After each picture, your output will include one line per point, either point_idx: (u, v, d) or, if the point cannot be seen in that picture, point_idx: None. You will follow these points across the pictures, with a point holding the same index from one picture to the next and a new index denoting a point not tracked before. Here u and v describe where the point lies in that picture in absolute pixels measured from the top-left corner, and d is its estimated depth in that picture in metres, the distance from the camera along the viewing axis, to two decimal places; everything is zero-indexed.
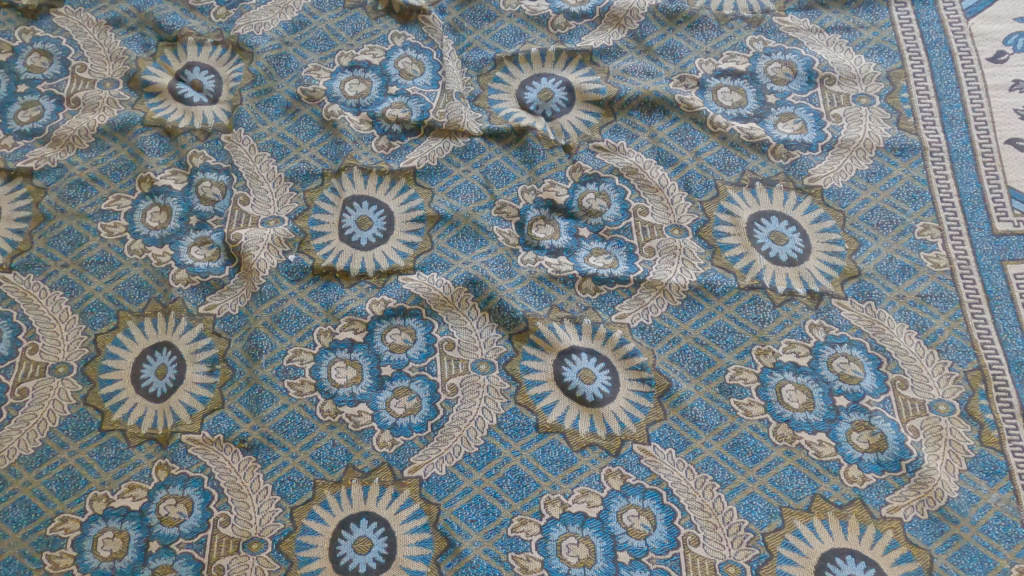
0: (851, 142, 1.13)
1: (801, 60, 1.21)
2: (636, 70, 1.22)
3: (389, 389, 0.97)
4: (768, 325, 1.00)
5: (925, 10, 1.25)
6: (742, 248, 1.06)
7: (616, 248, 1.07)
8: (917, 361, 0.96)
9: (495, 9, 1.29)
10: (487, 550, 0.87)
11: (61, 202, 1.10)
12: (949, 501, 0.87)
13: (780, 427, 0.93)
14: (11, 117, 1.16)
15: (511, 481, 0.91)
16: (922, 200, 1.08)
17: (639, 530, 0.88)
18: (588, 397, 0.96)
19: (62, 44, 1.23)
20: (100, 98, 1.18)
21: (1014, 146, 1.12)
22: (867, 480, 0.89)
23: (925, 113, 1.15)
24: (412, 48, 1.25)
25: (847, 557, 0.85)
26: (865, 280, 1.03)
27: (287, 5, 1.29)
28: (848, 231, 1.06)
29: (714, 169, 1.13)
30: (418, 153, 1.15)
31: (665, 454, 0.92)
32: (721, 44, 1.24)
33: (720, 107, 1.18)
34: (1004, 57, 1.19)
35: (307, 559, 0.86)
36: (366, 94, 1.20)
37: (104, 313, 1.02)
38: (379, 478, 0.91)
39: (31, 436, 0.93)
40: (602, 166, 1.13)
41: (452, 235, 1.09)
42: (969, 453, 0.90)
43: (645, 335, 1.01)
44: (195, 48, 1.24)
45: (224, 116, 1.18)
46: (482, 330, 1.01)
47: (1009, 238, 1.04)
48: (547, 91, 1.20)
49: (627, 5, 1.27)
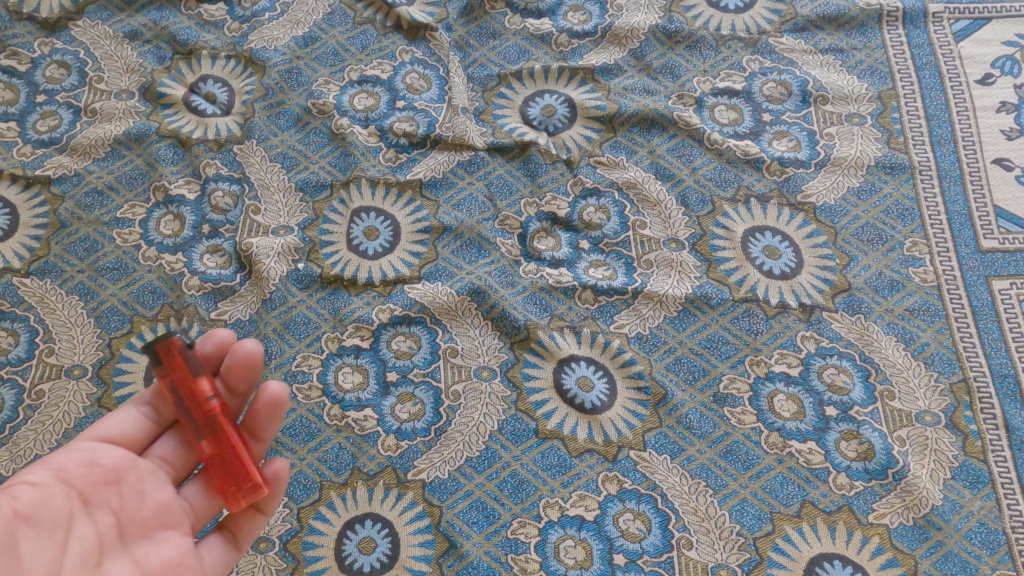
0: (844, 160, 1.16)
1: (795, 80, 1.24)
2: (636, 88, 1.26)
3: (395, 395, 1.01)
4: (761, 336, 1.04)
5: (917, 32, 1.28)
6: (737, 261, 1.09)
7: (614, 260, 1.11)
8: (905, 373, 1.00)
9: (499, 27, 1.33)
10: (488, 552, 0.91)
11: (78, 209, 1.13)
12: (933, 508, 0.91)
13: (772, 436, 0.97)
14: (30, 126, 1.20)
15: (511, 485, 0.95)
16: (911, 217, 1.12)
17: (635, 534, 0.91)
18: (586, 404, 0.99)
19: (80, 56, 1.27)
20: (117, 109, 1.22)
21: (1001, 166, 1.15)
22: (854, 487, 0.93)
23: (914, 132, 1.19)
24: (419, 63, 1.29)
25: (835, 561, 0.89)
26: (855, 293, 1.06)
27: (299, 20, 1.32)
28: (839, 247, 1.10)
29: (711, 185, 1.16)
30: (424, 166, 1.18)
31: (659, 460, 0.96)
32: (718, 63, 1.28)
33: (717, 125, 1.22)
34: (992, 79, 1.23)
35: (314, 559, 0.90)
36: (375, 108, 1.24)
37: (118, 318, 1.05)
38: (383, 481, 0.95)
39: (47, 436, 0.96)
40: (602, 180, 1.17)
41: (456, 246, 1.12)
42: (954, 462, 0.94)
43: (643, 345, 1.04)
44: (209, 61, 1.27)
45: (236, 128, 1.21)
46: (484, 338, 1.04)
47: (994, 255, 1.08)
48: (550, 107, 1.24)
49: (628, 25, 1.31)
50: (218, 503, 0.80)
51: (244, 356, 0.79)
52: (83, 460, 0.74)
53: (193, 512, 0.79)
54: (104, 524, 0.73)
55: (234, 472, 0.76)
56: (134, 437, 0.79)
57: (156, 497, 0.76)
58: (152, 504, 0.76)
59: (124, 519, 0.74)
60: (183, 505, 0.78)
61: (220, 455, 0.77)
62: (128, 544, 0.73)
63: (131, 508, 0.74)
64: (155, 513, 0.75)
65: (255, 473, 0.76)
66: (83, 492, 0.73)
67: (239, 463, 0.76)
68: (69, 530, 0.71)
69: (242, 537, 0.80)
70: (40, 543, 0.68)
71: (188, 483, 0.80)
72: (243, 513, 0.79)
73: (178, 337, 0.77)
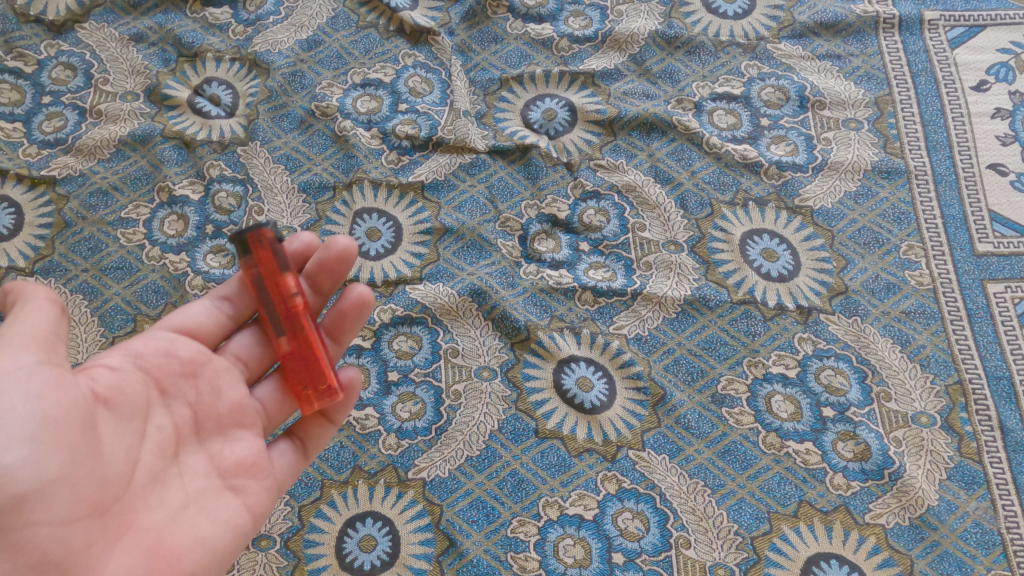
0: (841, 164, 1.18)
1: (793, 86, 1.26)
2: (636, 93, 1.27)
3: (396, 394, 1.01)
4: (759, 338, 1.05)
5: (913, 39, 1.30)
6: (735, 263, 1.11)
7: (614, 262, 1.12)
8: (901, 375, 1.01)
9: (501, 31, 1.34)
10: (488, 550, 0.91)
11: (82, 209, 1.14)
12: (929, 509, 0.92)
13: (770, 436, 0.98)
14: (35, 127, 1.21)
15: (511, 484, 0.95)
16: (907, 221, 1.13)
17: (633, 533, 0.92)
18: (586, 404, 1.00)
19: (86, 58, 1.28)
20: (122, 110, 1.23)
21: (995, 171, 1.17)
22: (851, 488, 0.94)
23: (911, 138, 1.20)
24: (422, 67, 1.30)
25: (832, 561, 0.90)
26: (852, 296, 1.07)
27: (303, 24, 1.34)
28: (836, 250, 1.11)
29: (709, 188, 1.17)
30: (426, 168, 1.19)
31: (658, 460, 0.97)
32: (717, 69, 1.29)
33: (715, 129, 1.23)
34: (987, 85, 1.24)
35: (315, 556, 0.90)
36: (377, 111, 1.25)
37: (122, 317, 1.06)
38: (384, 479, 0.95)
39: None
40: (602, 184, 1.18)
41: (457, 247, 1.13)
42: (949, 463, 0.95)
43: (642, 346, 1.05)
44: (214, 64, 1.29)
45: (240, 130, 1.23)
46: (484, 339, 1.05)
47: (989, 258, 1.10)
48: (551, 111, 1.26)
49: (628, 30, 1.33)
50: (289, 405, 0.85)
51: (338, 252, 0.86)
52: (161, 350, 0.76)
53: (264, 413, 0.83)
54: (180, 417, 0.76)
55: (313, 372, 0.81)
56: (209, 331, 0.82)
57: (232, 396, 0.79)
58: (228, 402, 0.79)
59: (200, 414, 0.77)
60: (255, 405, 0.82)
61: (300, 353, 0.82)
62: (204, 440, 0.77)
63: (207, 404, 0.77)
64: (230, 412, 0.79)
65: (330, 377, 0.82)
66: (161, 383, 0.75)
67: (319, 365, 0.82)
68: (147, 420, 0.73)
69: (308, 444, 0.84)
70: (119, 428, 0.70)
71: (261, 383, 0.84)
72: (312, 420, 0.84)
73: (271, 229, 0.80)
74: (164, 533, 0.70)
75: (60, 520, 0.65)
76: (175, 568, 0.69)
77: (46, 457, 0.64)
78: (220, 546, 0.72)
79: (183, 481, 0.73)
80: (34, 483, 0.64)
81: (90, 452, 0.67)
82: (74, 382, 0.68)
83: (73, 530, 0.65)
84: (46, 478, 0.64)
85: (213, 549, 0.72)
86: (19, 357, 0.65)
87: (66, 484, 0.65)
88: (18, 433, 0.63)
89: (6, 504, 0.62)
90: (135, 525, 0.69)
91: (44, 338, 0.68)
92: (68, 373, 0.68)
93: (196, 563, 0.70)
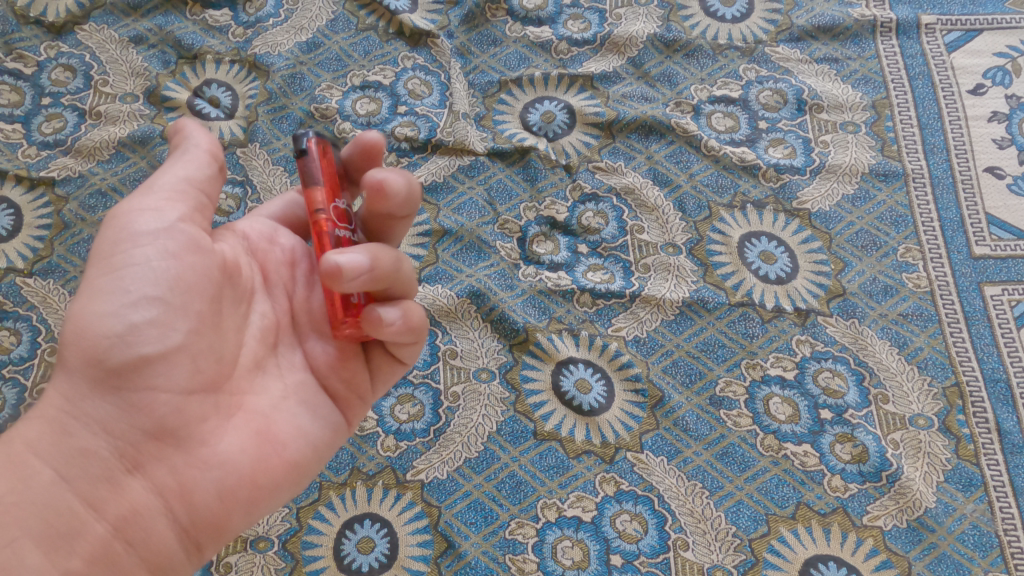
0: (838, 167, 1.18)
1: (791, 89, 1.27)
2: (634, 96, 1.28)
3: (395, 395, 1.01)
4: (757, 340, 1.05)
5: (910, 43, 1.30)
6: (733, 266, 1.11)
7: (613, 264, 1.12)
8: (899, 377, 1.01)
9: (500, 34, 1.34)
10: (486, 551, 0.91)
11: (81, 210, 1.14)
12: (927, 511, 0.92)
13: (768, 438, 0.98)
14: (35, 129, 1.21)
15: (509, 486, 0.95)
16: (905, 224, 1.13)
17: (631, 535, 0.92)
18: (584, 406, 1.01)
19: (85, 59, 1.28)
20: (121, 112, 1.23)
21: (992, 174, 1.17)
22: (848, 490, 0.94)
23: (908, 141, 1.21)
24: (421, 70, 1.31)
25: (829, 563, 0.90)
26: (849, 298, 1.08)
27: (303, 26, 1.34)
28: (834, 252, 1.12)
29: (707, 191, 1.18)
30: (425, 170, 1.20)
31: (656, 462, 0.97)
32: (715, 72, 1.29)
33: (714, 132, 1.23)
34: (984, 89, 1.25)
35: (313, 558, 0.90)
36: (376, 113, 1.26)
37: None
38: (383, 481, 0.95)
39: None
40: (600, 186, 1.18)
41: (456, 249, 1.13)
42: (947, 465, 0.95)
43: (640, 348, 1.05)
44: (213, 66, 1.29)
45: (240, 131, 1.23)
46: (483, 341, 1.05)
47: (986, 261, 1.10)
48: (549, 114, 1.26)
49: (627, 33, 1.33)
50: None
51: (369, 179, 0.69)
52: (265, 234, 0.76)
53: None
54: (282, 308, 0.74)
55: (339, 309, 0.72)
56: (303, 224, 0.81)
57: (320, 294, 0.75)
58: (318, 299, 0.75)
59: (300, 307, 0.74)
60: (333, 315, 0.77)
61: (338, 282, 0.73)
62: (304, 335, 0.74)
63: (306, 299, 0.75)
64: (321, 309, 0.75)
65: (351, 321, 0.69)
66: (265, 270, 0.74)
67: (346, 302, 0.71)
68: (256, 304, 0.72)
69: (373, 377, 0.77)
70: (237, 307, 0.70)
71: None
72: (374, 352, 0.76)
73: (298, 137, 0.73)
74: (272, 419, 0.69)
75: (179, 389, 0.65)
76: (280, 455, 0.69)
77: (172, 323, 0.65)
78: (321, 441, 0.72)
79: (283, 372, 0.72)
80: (159, 348, 0.64)
81: (213, 325, 0.67)
82: (208, 251, 0.67)
83: (189, 401, 0.65)
84: (171, 345, 0.64)
85: (313, 443, 0.71)
86: (162, 212, 0.67)
87: (186, 354, 0.65)
88: (150, 292, 0.65)
89: (133, 362, 0.64)
90: (245, 407, 0.68)
91: (177, 194, 0.68)
92: (203, 237, 0.68)
93: (299, 452, 0.70)
